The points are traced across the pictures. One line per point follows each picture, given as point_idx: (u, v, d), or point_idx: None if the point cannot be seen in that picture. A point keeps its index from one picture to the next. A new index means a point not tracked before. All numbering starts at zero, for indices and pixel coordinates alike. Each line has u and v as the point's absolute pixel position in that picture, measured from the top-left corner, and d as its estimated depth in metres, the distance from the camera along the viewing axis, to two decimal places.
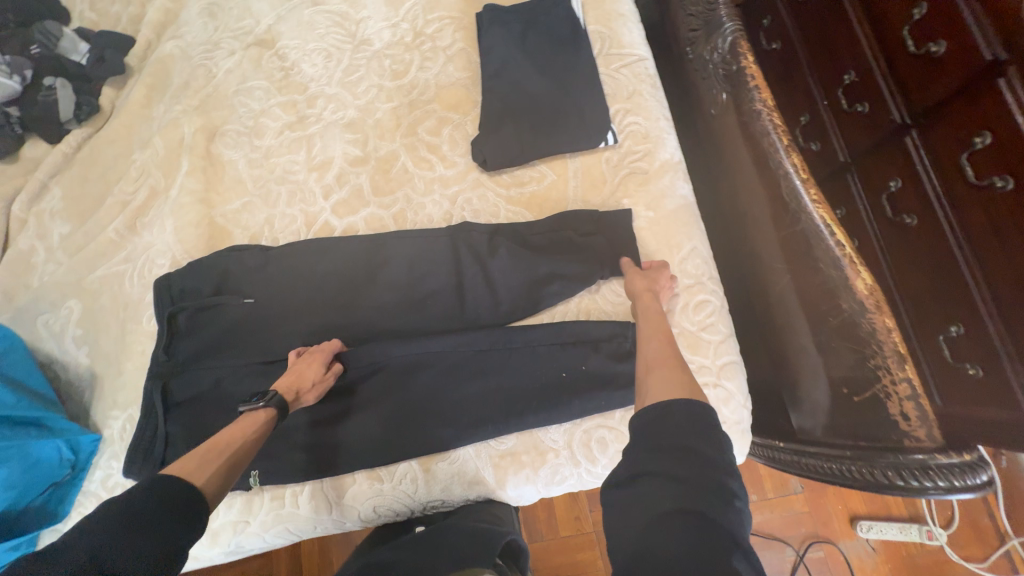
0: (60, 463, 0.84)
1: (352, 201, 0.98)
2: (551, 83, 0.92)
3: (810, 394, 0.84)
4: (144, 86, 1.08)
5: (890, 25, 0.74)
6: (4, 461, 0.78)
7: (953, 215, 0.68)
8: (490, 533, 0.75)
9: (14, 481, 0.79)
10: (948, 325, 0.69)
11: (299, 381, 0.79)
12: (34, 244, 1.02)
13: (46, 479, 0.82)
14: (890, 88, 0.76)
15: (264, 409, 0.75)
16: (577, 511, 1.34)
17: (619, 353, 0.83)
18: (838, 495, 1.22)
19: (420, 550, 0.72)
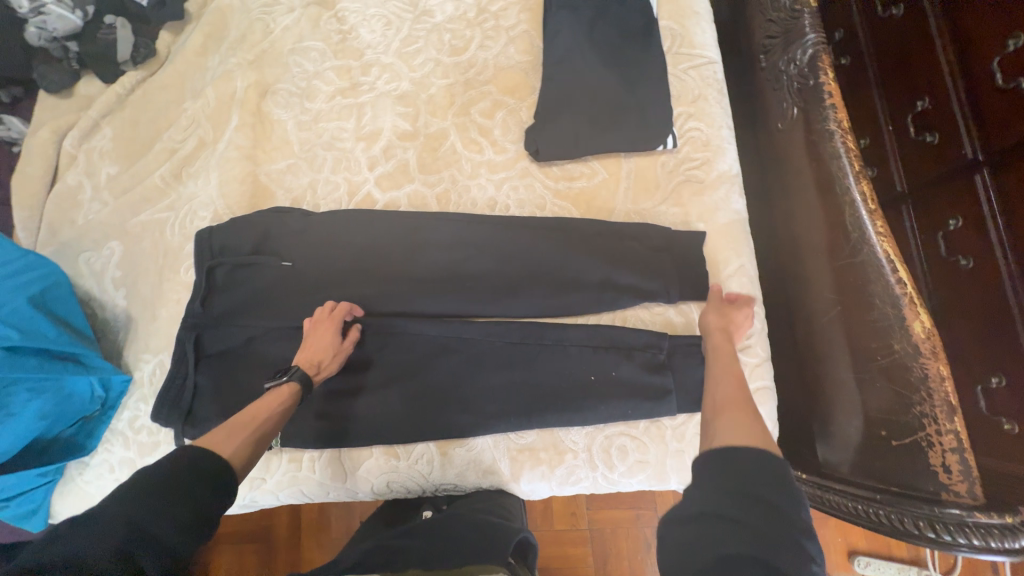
0: (92, 400, 0.85)
1: (397, 175, 0.97)
2: (616, 76, 0.88)
3: (840, 429, 0.82)
4: (201, 34, 1.07)
5: (978, 53, 0.70)
6: (40, 392, 0.78)
7: (1013, 261, 0.64)
8: (503, 529, 0.74)
9: (46, 412, 0.79)
10: (988, 375, 0.66)
11: (320, 354, 0.79)
12: (82, 181, 1.02)
13: (77, 414, 0.83)
14: (966, 121, 0.71)
15: (290, 383, 0.75)
16: (573, 506, 1.35)
17: (652, 364, 0.80)
18: (840, 529, 1.20)
19: (433, 534, 0.73)
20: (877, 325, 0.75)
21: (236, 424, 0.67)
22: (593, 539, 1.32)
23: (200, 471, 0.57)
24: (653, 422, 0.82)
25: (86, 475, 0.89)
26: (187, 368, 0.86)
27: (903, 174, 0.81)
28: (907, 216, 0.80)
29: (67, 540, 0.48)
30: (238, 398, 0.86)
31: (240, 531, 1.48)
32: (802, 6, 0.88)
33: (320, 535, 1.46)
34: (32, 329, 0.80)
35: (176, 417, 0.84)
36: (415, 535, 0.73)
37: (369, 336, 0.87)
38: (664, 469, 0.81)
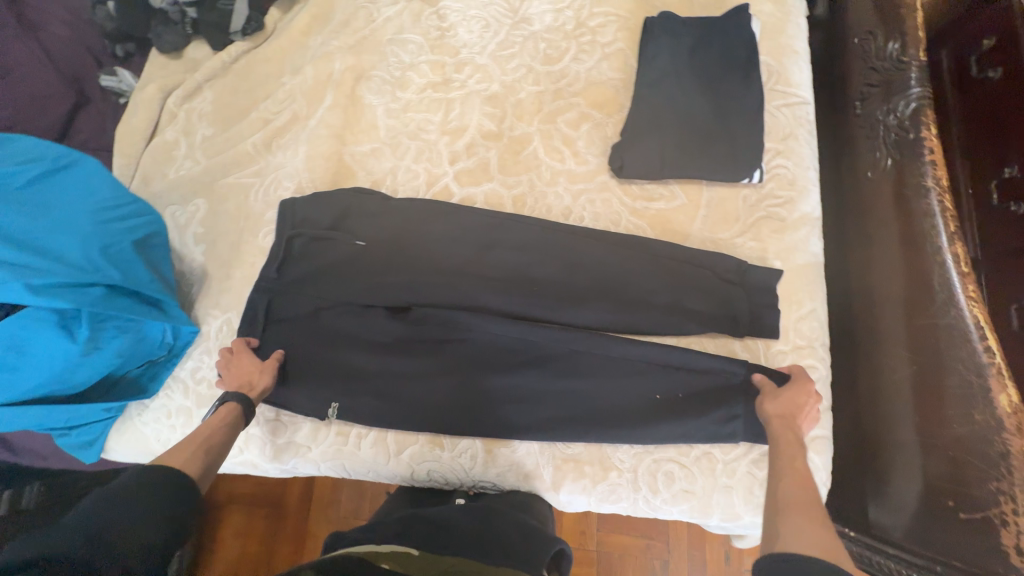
0: (160, 342, 0.88)
1: (477, 172, 0.99)
2: (711, 103, 0.88)
3: (897, 492, 0.79)
4: (309, 15, 1.12)
5: None
6: (120, 331, 0.75)
7: None
8: (541, 533, 0.74)
9: (123, 351, 0.77)
10: None
11: (247, 375, 0.84)
12: (179, 138, 1.08)
13: (147, 355, 0.87)
14: None
15: (223, 406, 0.80)
16: (584, 525, 1.35)
17: (714, 392, 0.81)
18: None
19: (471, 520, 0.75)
20: (945, 395, 0.75)
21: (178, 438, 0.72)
22: (599, 563, 1.31)
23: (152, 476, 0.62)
24: (705, 454, 0.81)
25: (144, 416, 0.93)
26: (256, 328, 0.90)
27: (978, 240, 0.82)
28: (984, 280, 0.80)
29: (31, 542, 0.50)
30: (305, 366, 0.89)
31: (253, 495, 1.52)
32: (910, 59, 0.87)
33: (328, 511, 1.48)
34: (132, 274, 0.74)
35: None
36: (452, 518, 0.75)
37: (432, 325, 0.88)
38: (709, 503, 0.79)
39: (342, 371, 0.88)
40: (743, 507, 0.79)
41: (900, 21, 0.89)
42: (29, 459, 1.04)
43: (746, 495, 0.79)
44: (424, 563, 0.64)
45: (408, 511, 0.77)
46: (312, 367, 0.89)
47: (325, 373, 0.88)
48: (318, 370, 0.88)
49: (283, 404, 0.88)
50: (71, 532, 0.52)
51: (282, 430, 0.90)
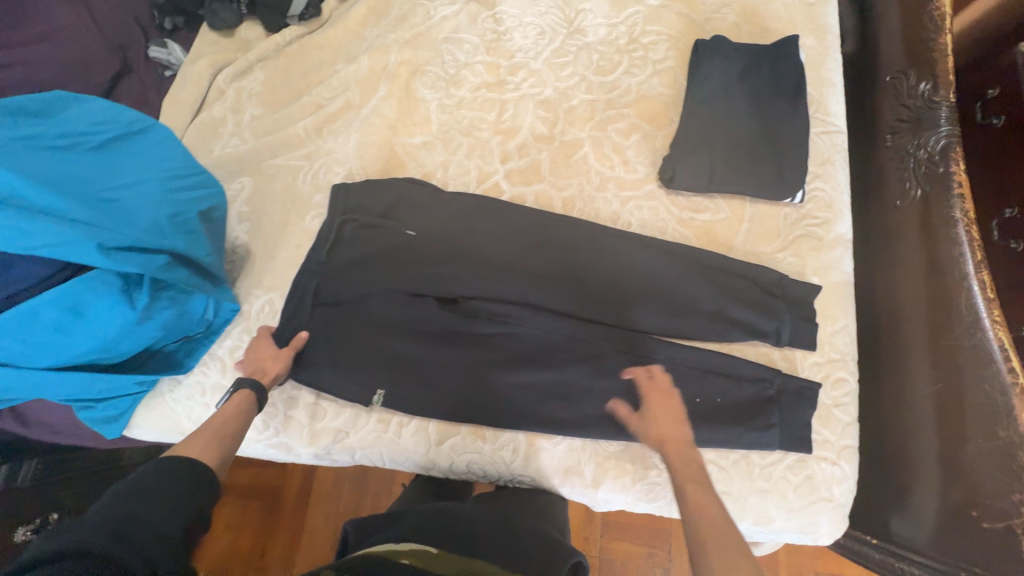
0: (201, 318, 0.85)
1: (528, 172, 1.01)
2: (759, 125, 0.93)
3: (918, 503, 0.84)
4: (366, 6, 1.13)
5: None
6: (170, 301, 0.74)
7: None
8: (557, 541, 0.75)
9: (168, 322, 0.75)
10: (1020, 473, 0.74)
11: (263, 361, 0.84)
12: (226, 115, 1.07)
13: (186, 330, 0.85)
14: None
15: (236, 392, 0.79)
16: (589, 532, 1.36)
17: (755, 397, 0.84)
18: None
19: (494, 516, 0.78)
20: (967, 411, 0.80)
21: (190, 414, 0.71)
22: (600, 568, 1.32)
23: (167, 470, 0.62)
24: (743, 457, 0.83)
25: (176, 393, 0.90)
26: (302, 310, 0.89)
27: None
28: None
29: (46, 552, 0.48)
30: (352, 352, 0.88)
31: (249, 486, 1.47)
32: (941, 99, 0.93)
33: (326, 505, 1.45)
34: (194, 245, 0.73)
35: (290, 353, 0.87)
36: (475, 516, 0.78)
37: (482, 318, 0.90)
38: (745, 506, 0.82)
39: (387, 359, 0.88)
40: (776, 510, 0.82)
41: (931, 64, 0.96)
42: (38, 434, 0.99)
43: (780, 499, 0.82)
44: (445, 561, 0.66)
45: (436, 506, 0.78)
46: (358, 352, 0.88)
47: (371, 360, 0.88)
48: (363, 358, 0.88)
49: (325, 386, 0.87)
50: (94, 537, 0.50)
51: (321, 414, 0.89)
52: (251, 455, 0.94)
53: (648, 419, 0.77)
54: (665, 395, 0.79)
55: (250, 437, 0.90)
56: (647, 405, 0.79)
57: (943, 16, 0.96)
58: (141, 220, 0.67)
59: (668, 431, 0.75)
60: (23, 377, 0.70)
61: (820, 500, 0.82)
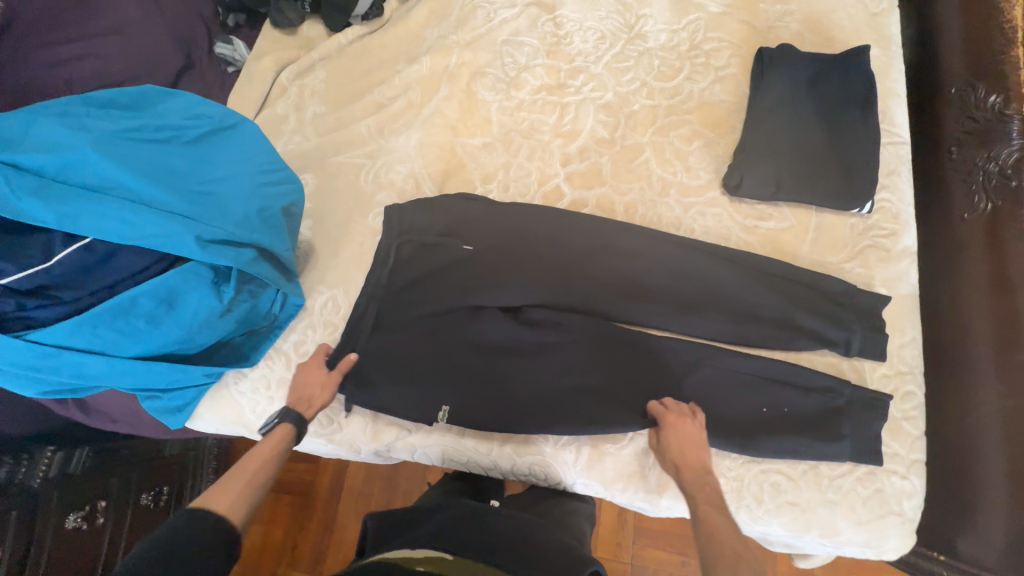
0: (269, 313, 0.85)
1: (589, 176, 1.01)
2: (826, 136, 0.93)
3: (984, 520, 0.83)
4: (428, 8, 1.14)
5: None
6: (243, 294, 0.74)
7: None
8: (575, 550, 0.74)
9: (238, 314, 0.75)
10: None
11: (310, 390, 0.83)
12: (289, 112, 1.08)
13: (253, 324, 0.84)
14: None
15: (280, 425, 0.78)
16: (620, 537, 1.35)
17: (825, 407, 0.83)
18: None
19: (518, 518, 0.79)
20: None
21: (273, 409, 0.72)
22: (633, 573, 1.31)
23: (185, 531, 0.59)
24: (811, 468, 0.83)
25: (241, 385, 0.90)
26: (362, 332, 0.89)
27: None
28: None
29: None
30: (410, 371, 0.88)
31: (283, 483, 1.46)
32: (1013, 113, 0.91)
33: (358, 504, 1.41)
34: (277, 240, 0.74)
35: (348, 379, 0.87)
36: (500, 516, 0.79)
37: (546, 326, 0.90)
38: (811, 517, 0.82)
39: (451, 373, 0.88)
40: (843, 523, 0.82)
41: (1002, 77, 0.95)
42: (98, 423, 0.98)
43: (848, 513, 0.82)
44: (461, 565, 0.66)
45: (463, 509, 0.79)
46: (421, 368, 0.88)
47: (435, 377, 0.88)
48: (425, 368, 0.88)
49: (385, 406, 0.87)
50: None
51: (385, 411, 0.91)
52: (321, 449, 0.96)
53: (666, 447, 0.79)
54: (682, 419, 0.80)
55: (313, 432, 0.92)
56: (664, 431, 0.79)
57: (1014, 28, 0.95)
58: (234, 214, 0.69)
59: (685, 460, 0.77)
60: (109, 367, 0.69)
61: (889, 514, 0.81)
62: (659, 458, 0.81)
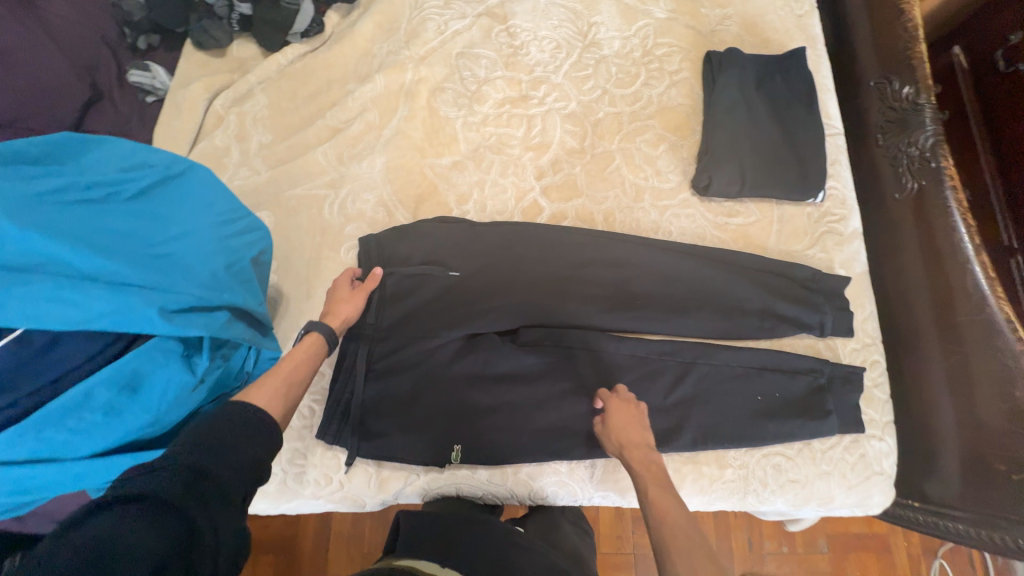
0: (243, 373, 0.72)
1: (565, 188, 1.01)
2: (777, 133, 1.00)
3: (944, 465, 0.95)
4: (373, 22, 1.07)
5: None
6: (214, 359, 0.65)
7: None
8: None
9: (207, 377, 0.64)
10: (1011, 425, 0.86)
11: (337, 309, 0.79)
12: (231, 144, 0.99)
13: (223, 389, 0.71)
14: (1006, 219, 0.97)
15: (308, 335, 0.73)
16: (620, 531, 1.37)
17: (812, 387, 0.89)
18: (858, 564, 1.43)
19: (546, 561, 0.78)
20: (976, 382, 0.91)
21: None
22: (639, 564, 1.34)
23: (237, 420, 0.57)
24: (805, 445, 0.89)
25: None
26: (356, 378, 0.85)
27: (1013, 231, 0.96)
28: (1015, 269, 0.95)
29: (113, 538, 0.43)
30: (415, 413, 0.85)
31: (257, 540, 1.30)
32: (924, 102, 1.03)
33: (351, 549, 1.28)
34: (249, 295, 0.67)
35: (349, 430, 0.83)
36: (527, 552, 0.78)
37: (545, 347, 0.89)
38: (811, 490, 0.88)
39: (453, 409, 0.85)
40: (837, 490, 0.89)
41: (911, 69, 1.06)
42: (33, 528, 0.81)
43: (842, 481, 0.89)
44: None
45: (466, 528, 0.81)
46: (423, 409, 0.85)
47: (439, 416, 0.85)
48: (429, 409, 0.85)
49: (395, 453, 0.83)
50: (164, 521, 0.45)
51: (389, 459, 0.85)
52: (316, 509, 0.89)
53: (610, 428, 0.79)
54: (625, 404, 0.81)
55: (310, 494, 0.84)
56: (608, 414, 0.80)
57: (915, 26, 1.06)
58: (199, 274, 0.61)
59: (629, 437, 0.77)
60: (62, 471, 0.57)
61: (873, 475, 0.90)
62: (603, 438, 0.81)
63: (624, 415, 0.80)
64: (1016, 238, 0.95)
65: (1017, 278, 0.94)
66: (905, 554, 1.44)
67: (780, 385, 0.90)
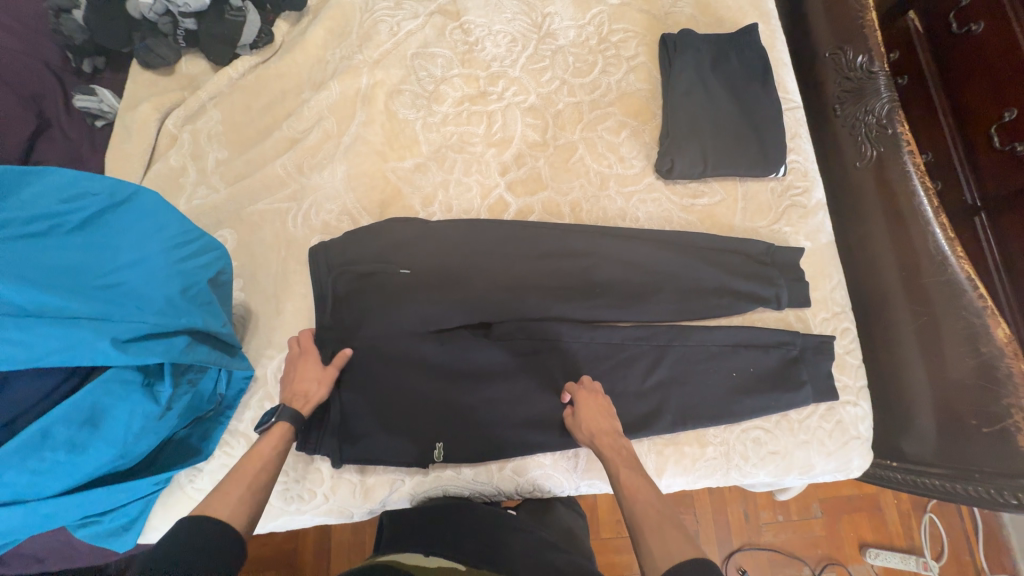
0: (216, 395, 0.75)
1: (530, 182, 1.01)
2: (735, 112, 1.01)
3: (920, 425, 0.97)
4: (324, 28, 1.05)
5: (980, 121, 0.95)
6: (179, 386, 0.66)
7: (1006, 279, 0.91)
8: (588, 568, 0.75)
9: (175, 406, 0.65)
10: (982, 381, 0.88)
11: (305, 385, 0.79)
12: (186, 163, 0.97)
13: (196, 413, 0.73)
14: (967, 178, 0.98)
15: (277, 424, 0.73)
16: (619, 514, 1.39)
17: (785, 359, 0.91)
18: (853, 525, 1.47)
19: (534, 538, 0.80)
20: (945, 339, 0.93)
21: (259, 486, 0.67)
22: None
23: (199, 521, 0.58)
24: (782, 417, 0.91)
25: (198, 482, 0.78)
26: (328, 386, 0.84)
27: (976, 189, 0.97)
28: (982, 227, 0.95)
29: None
30: (395, 411, 0.85)
31: (258, 556, 1.29)
32: (878, 69, 1.05)
33: (353, 555, 1.28)
34: (211, 317, 0.66)
35: (329, 432, 0.82)
36: (518, 531, 0.81)
37: (519, 340, 0.89)
38: (791, 461, 0.90)
39: (435, 408, 0.86)
40: (817, 458, 0.91)
41: (864, 38, 1.08)
42: (21, 565, 0.81)
43: (820, 449, 0.91)
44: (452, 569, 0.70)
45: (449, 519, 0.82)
46: (405, 409, 0.85)
47: (421, 415, 0.85)
48: (412, 408, 0.85)
49: (376, 455, 0.83)
50: None
51: (373, 468, 0.86)
52: (303, 526, 0.89)
53: (580, 419, 0.81)
54: (593, 395, 0.83)
55: (296, 510, 0.84)
56: (577, 406, 0.82)
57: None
58: (153, 302, 0.60)
59: (598, 425, 0.79)
60: (29, 513, 0.60)
61: (851, 439, 0.92)
62: (575, 430, 0.82)
63: (592, 408, 0.81)
64: (978, 196, 0.96)
65: (983, 235, 0.94)
66: (896, 511, 1.48)
67: (755, 360, 0.91)
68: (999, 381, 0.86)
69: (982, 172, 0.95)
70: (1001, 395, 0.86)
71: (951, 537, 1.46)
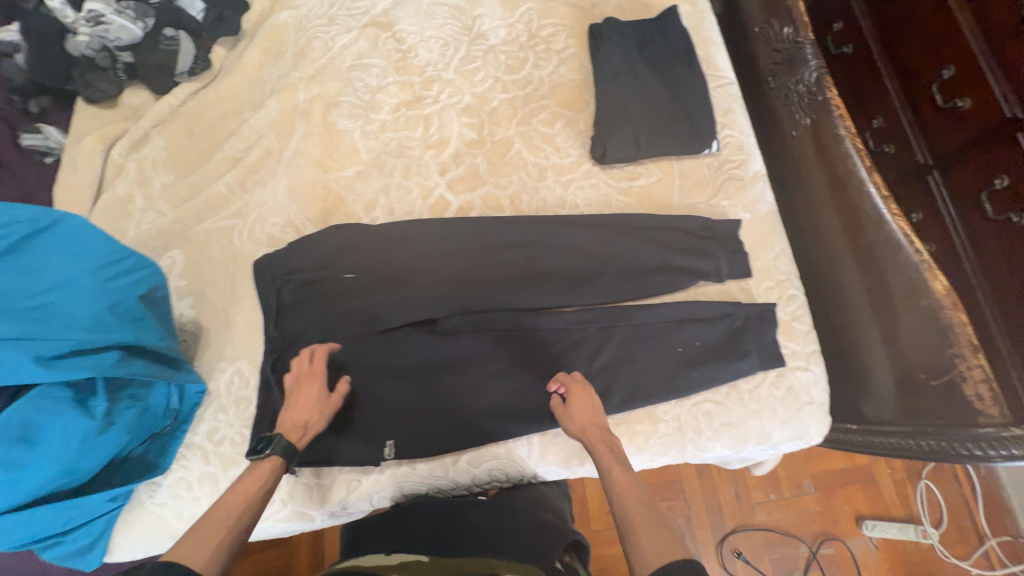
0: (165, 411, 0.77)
1: (469, 179, 1.03)
2: (663, 93, 1.03)
3: (877, 384, 0.96)
4: (259, 49, 1.09)
5: (919, 79, 0.92)
6: (118, 399, 0.70)
7: (966, 235, 0.86)
8: (546, 521, 0.79)
9: (116, 418, 0.69)
10: (944, 338, 0.87)
11: (306, 413, 0.78)
12: (133, 190, 1.00)
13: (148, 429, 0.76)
14: (914, 136, 0.94)
15: (270, 457, 0.71)
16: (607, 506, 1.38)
17: (730, 330, 0.92)
18: (847, 498, 1.45)
19: (490, 508, 0.85)
20: (893, 296, 0.93)
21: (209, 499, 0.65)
22: None
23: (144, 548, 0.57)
24: (733, 388, 0.92)
25: (156, 497, 0.79)
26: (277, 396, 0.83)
27: (926, 148, 0.92)
28: (935, 185, 0.90)
29: None
30: (349, 412, 0.87)
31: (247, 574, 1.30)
32: (802, 40, 1.11)
33: None
34: (145, 331, 0.70)
35: None
36: (477, 506, 0.84)
37: (466, 334, 0.91)
38: (745, 431, 0.90)
39: (390, 406, 0.88)
40: (772, 425, 0.91)
41: (788, 11, 1.14)
42: None
43: (773, 416, 0.91)
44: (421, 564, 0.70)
45: (402, 517, 0.83)
46: (357, 411, 0.87)
47: (372, 415, 0.87)
48: (363, 410, 0.87)
49: (330, 455, 0.85)
50: None
51: (329, 470, 0.87)
52: (263, 536, 0.90)
53: (573, 413, 0.79)
54: (586, 391, 0.82)
55: None
56: (568, 398, 0.80)
57: None
58: (82, 319, 0.63)
59: (589, 422, 0.78)
60: None
61: (805, 405, 0.92)
62: (564, 421, 0.80)
63: (593, 411, 0.79)
64: (929, 153, 0.91)
65: (937, 193, 0.90)
66: (890, 481, 1.47)
67: (701, 333, 0.92)
68: (947, 329, 0.86)
69: (931, 129, 0.91)
70: (948, 345, 0.86)
71: (949, 502, 1.45)
